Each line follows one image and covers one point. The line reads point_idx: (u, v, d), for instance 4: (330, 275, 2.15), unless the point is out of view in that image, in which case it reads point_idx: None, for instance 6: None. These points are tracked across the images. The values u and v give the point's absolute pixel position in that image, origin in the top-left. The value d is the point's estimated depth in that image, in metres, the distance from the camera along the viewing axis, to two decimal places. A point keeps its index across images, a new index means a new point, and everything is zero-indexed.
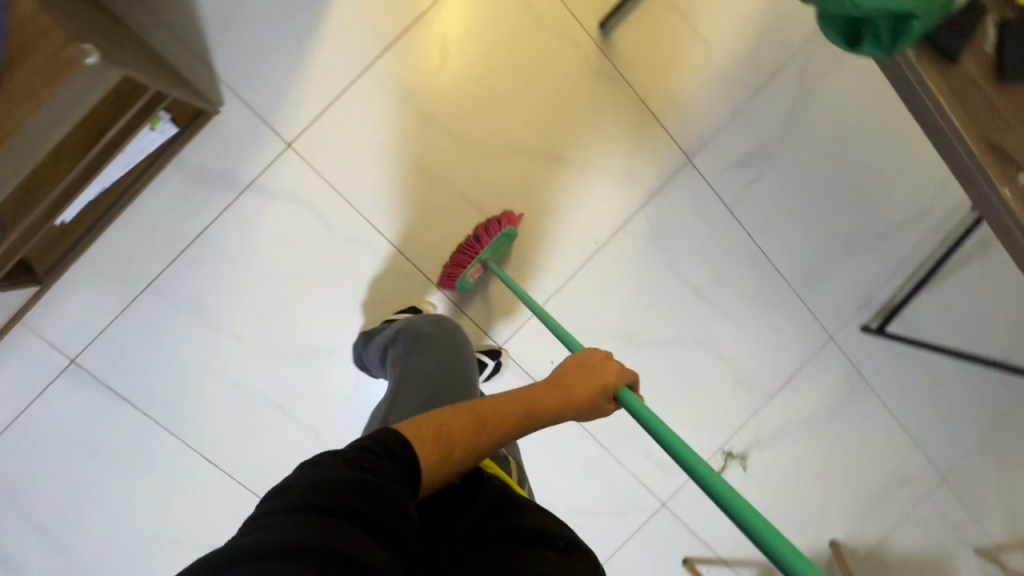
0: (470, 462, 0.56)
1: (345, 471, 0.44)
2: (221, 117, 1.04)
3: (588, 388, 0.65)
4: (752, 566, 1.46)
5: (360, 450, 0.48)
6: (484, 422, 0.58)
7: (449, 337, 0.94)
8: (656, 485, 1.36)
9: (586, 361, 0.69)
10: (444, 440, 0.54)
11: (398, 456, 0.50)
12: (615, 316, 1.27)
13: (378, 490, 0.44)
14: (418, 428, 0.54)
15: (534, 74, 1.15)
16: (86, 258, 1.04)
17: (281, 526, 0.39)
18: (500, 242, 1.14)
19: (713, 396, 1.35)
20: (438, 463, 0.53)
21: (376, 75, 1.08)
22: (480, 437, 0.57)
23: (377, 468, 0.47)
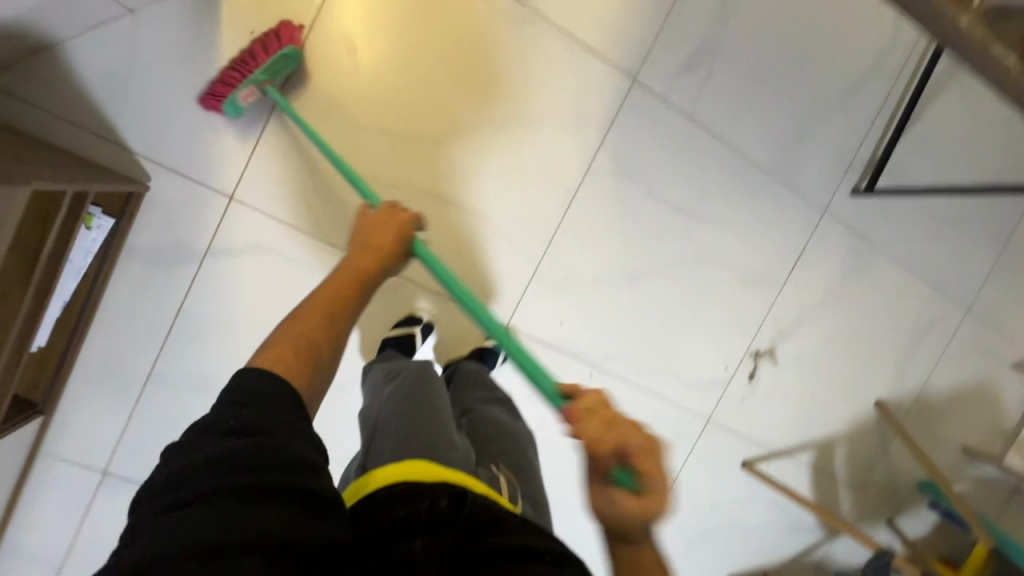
0: (336, 346, 0.65)
1: (226, 443, 0.46)
2: (154, 191, 0.99)
3: (389, 242, 0.78)
4: (809, 449, 1.50)
5: (229, 413, 0.50)
6: (330, 314, 0.66)
7: (428, 373, 0.95)
8: (697, 405, 1.37)
9: (379, 219, 0.80)
10: (305, 346, 0.60)
11: (271, 398, 0.52)
12: (609, 259, 1.24)
13: (255, 452, 0.46)
14: (275, 355, 0.58)
15: (449, 41, 1.08)
16: (77, 374, 1.02)
17: (164, 524, 0.41)
18: (286, 63, 0.98)
19: (727, 305, 1.34)
20: (310, 367, 0.59)
21: (293, 99, 1.02)
22: (332, 324, 0.65)
23: (257, 424, 0.49)
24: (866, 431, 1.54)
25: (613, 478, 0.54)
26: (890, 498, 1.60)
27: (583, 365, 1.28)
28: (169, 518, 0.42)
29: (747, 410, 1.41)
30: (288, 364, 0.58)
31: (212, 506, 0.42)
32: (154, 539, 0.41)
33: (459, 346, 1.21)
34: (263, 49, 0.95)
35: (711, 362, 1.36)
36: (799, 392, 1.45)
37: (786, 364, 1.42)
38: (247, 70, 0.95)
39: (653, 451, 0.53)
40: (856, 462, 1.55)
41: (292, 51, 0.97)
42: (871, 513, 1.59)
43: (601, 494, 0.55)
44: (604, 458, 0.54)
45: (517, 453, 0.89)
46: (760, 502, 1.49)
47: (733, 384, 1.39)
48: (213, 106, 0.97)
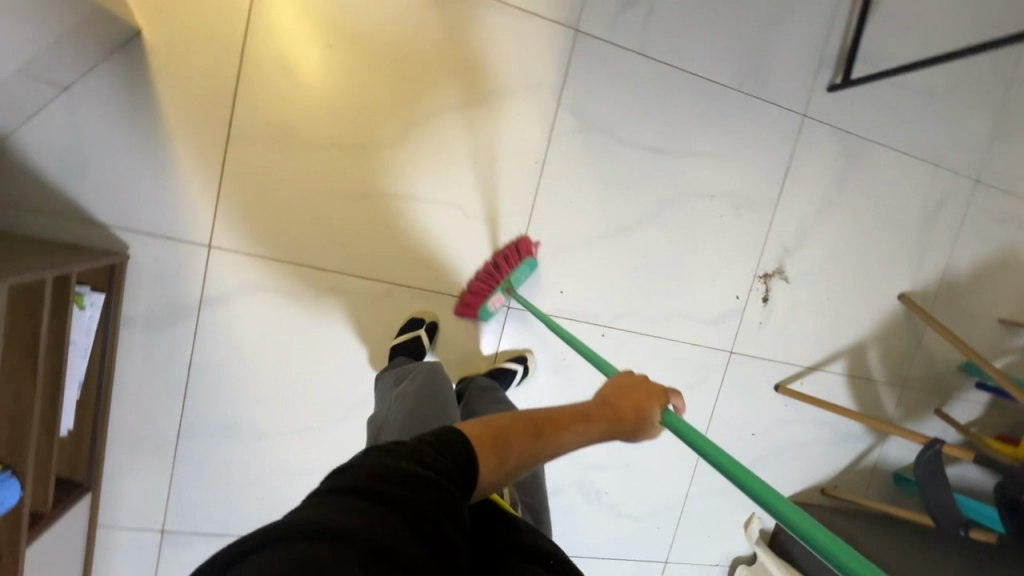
0: (522, 467, 0.59)
1: (412, 465, 0.50)
2: (135, 258, 1.01)
3: (633, 412, 0.69)
4: (841, 358, 1.48)
5: (423, 446, 0.54)
6: (544, 432, 0.61)
7: (435, 375, 1.02)
8: (716, 340, 1.36)
9: (631, 385, 0.73)
10: (504, 443, 0.58)
11: (460, 459, 0.54)
12: (594, 217, 1.22)
13: (433, 486, 0.49)
14: (483, 433, 0.58)
15: (383, 39, 1.06)
16: (113, 445, 1.05)
17: (333, 507, 0.44)
18: (523, 271, 1.18)
19: (724, 234, 1.31)
20: (497, 469, 0.57)
21: (243, 136, 1.02)
22: (534, 442, 0.60)
23: (439, 463, 0.52)
24: (896, 327, 1.50)
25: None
26: (934, 388, 1.57)
27: (592, 327, 1.27)
28: (351, 505, 0.45)
29: (769, 333, 1.39)
30: (486, 453, 0.56)
31: (376, 516, 0.44)
32: (325, 512, 0.43)
33: (473, 354, 1.22)
34: (507, 264, 1.17)
35: (721, 295, 1.34)
36: (819, 304, 1.42)
37: (798, 278, 1.39)
38: (495, 283, 1.17)
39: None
40: (892, 360, 1.51)
41: (530, 264, 1.17)
42: (917, 407, 1.57)
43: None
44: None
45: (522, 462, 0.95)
46: (802, 422, 1.48)
47: (749, 311, 1.37)
48: (468, 315, 1.18)
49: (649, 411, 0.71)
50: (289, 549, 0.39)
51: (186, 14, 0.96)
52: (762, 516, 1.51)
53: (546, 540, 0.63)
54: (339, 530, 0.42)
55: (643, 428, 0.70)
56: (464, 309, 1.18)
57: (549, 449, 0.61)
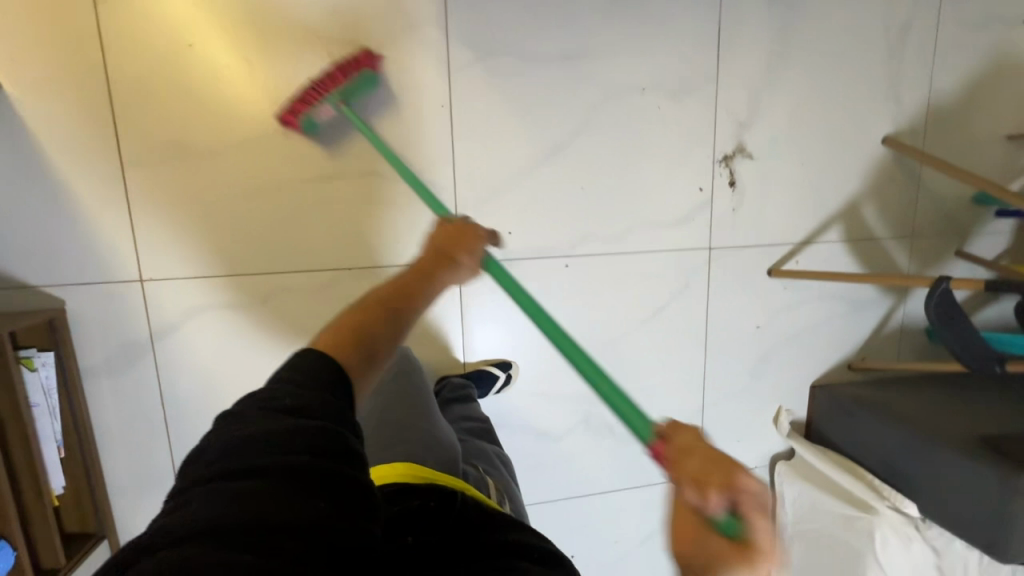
0: (385, 333, 0.70)
1: (285, 421, 0.54)
2: (75, 311, 1.01)
3: (459, 255, 0.86)
4: (835, 224, 1.36)
5: (293, 390, 0.57)
6: (387, 307, 0.73)
7: (409, 367, 1.09)
8: (690, 240, 1.27)
9: (449, 239, 0.88)
10: (356, 327, 0.68)
11: (331, 374, 0.60)
12: (523, 146, 1.15)
13: (312, 437, 0.53)
14: (337, 334, 0.66)
15: (242, 21, 1.00)
16: (115, 492, 1.08)
17: (208, 495, 0.48)
18: (364, 87, 1.04)
19: (669, 126, 1.22)
20: (363, 351, 0.66)
21: (135, 162, 1.00)
22: (378, 313, 0.72)
23: (316, 407, 0.56)
24: (889, 175, 1.37)
25: (709, 527, 0.46)
26: (949, 229, 1.44)
27: (553, 260, 1.21)
28: (226, 485, 0.48)
29: (746, 218, 1.29)
30: (347, 346, 0.65)
31: (254, 487, 0.48)
32: (201, 504, 0.47)
33: (439, 317, 1.19)
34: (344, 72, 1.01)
35: (682, 191, 1.25)
36: (794, 172, 1.31)
37: (764, 152, 1.28)
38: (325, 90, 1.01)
39: (756, 510, 0.45)
40: (894, 212, 1.39)
41: (371, 80, 1.04)
42: (934, 255, 1.44)
43: (691, 543, 0.46)
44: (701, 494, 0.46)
45: (505, 468, 1.07)
46: (809, 301, 1.38)
47: (718, 199, 1.27)
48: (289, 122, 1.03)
49: (473, 253, 0.87)
50: (162, 554, 0.43)
51: (43, 57, 0.94)
52: (790, 408, 1.43)
53: (535, 536, 0.73)
54: (215, 517, 0.45)
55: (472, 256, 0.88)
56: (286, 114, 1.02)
57: (404, 314, 0.74)
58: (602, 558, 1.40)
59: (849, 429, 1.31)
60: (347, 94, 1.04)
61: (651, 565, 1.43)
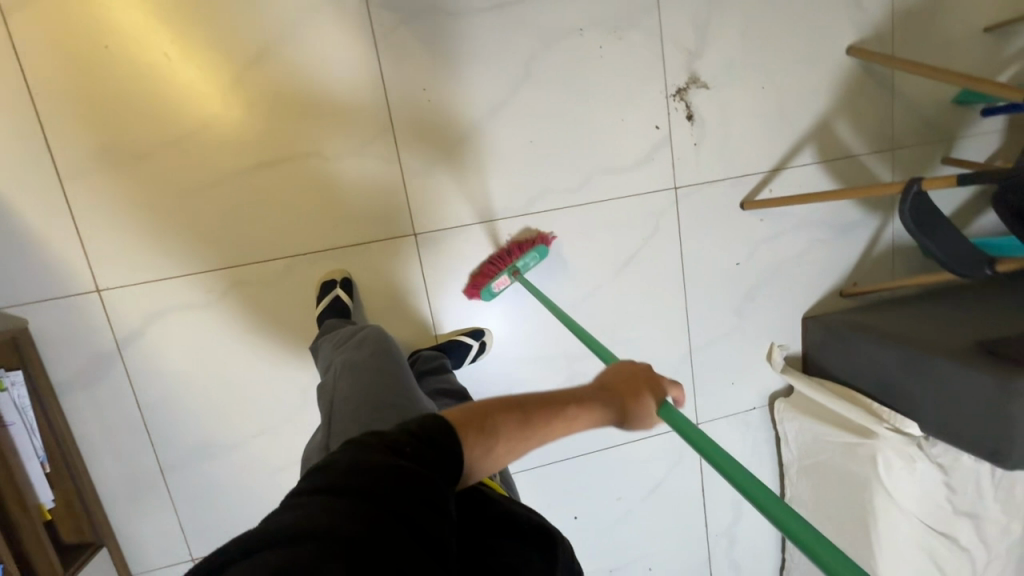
0: (510, 445, 0.59)
1: (393, 459, 0.51)
2: (38, 328, 1.02)
3: (634, 399, 0.67)
4: (807, 145, 1.29)
5: (404, 438, 0.54)
6: (534, 414, 0.61)
7: (384, 343, 1.00)
8: (653, 181, 1.23)
9: (628, 376, 0.71)
10: (489, 424, 0.59)
11: (448, 446, 0.55)
12: (463, 106, 1.12)
13: (412, 478, 0.50)
14: (470, 417, 0.59)
15: (156, 14, 0.99)
16: (108, 500, 1.09)
17: (310, 506, 0.47)
18: (535, 258, 1.16)
19: (615, 65, 1.16)
20: (482, 446, 0.58)
21: (72, 170, 1.00)
22: (520, 425, 0.60)
23: (418, 455, 0.53)
24: (859, 86, 1.29)
25: None
26: (932, 136, 1.36)
27: (512, 221, 1.18)
28: (328, 502, 0.47)
29: (710, 150, 1.24)
30: (470, 437, 0.57)
31: (349, 511, 0.46)
32: (309, 513, 0.45)
33: (404, 292, 1.17)
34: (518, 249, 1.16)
35: (636, 131, 1.20)
36: (755, 96, 1.24)
37: (719, 78, 1.22)
38: (502, 264, 1.16)
39: None
40: (869, 125, 1.32)
41: (541, 252, 1.15)
42: (918, 165, 1.37)
43: None
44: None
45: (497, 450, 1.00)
46: (789, 230, 1.32)
47: (677, 136, 1.22)
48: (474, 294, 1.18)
49: (646, 401, 0.68)
50: (267, 560, 0.42)
51: None
52: (783, 342, 1.38)
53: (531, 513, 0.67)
54: (312, 528, 0.44)
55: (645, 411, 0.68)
56: (471, 288, 1.18)
57: (541, 433, 0.61)
58: (608, 517, 1.38)
59: (844, 356, 1.27)
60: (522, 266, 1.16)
61: (659, 518, 1.41)
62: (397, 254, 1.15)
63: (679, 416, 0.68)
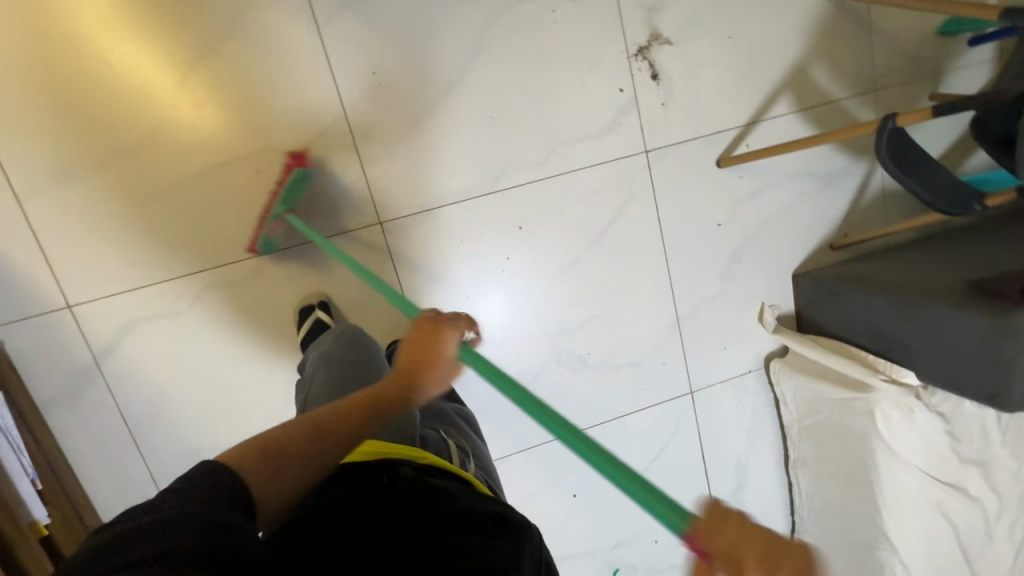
0: (307, 466, 0.57)
1: (151, 515, 0.42)
2: (15, 347, 1.03)
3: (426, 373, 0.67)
4: (782, 94, 1.24)
5: (160, 495, 0.45)
6: (319, 431, 0.59)
7: (356, 337, 0.96)
8: (621, 146, 1.19)
9: (417, 344, 0.68)
10: (273, 459, 0.55)
11: (230, 484, 0.49)
12: (418, 86, 1.09)
13: (197, 517, 0.42)
14: (242, 454, 0.54)
15: (98, 23, 0.98)
16: (104, 511, 1.11)
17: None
18: (297, 187, 1.04)
19: (571, 29, 1.12)
20: (272, 480, 0.54)
21: (30, 188, 0.99)
22: (311, 445, 0.58)
23: (183, 498, 0.44)
24: (833, 26, 1.23)
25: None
26: (916, 72, 1.29)
27: (479, 200, 1.15)
28: None
29: (680, 109, 1.20)
30: (257, 476, 0.53)
31: None
32: None
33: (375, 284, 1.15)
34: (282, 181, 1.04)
35: (600, 96, 1.16)
36: (723, 47, 1.19)
37: (683, 31, 1.17)
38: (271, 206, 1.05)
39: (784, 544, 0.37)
40: (847, 67, 1.25)
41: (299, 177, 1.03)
42: (904, 104, 1.30)
43: None
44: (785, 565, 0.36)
45: (482, 446, 0.97)
46: (771, 184, 1.27)
47: (643, 97, 1.18)
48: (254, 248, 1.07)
49: (442, 367, 0.68)
50: None
51: None
52: (774, 302, 1.34)
53: (504, 506, 0.60)
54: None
55: (442, 376, 0.68)
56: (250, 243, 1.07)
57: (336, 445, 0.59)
58: (606, 493, 1.36)
59: (836, 310, 1.23)
60: (289, 201, 1.06)
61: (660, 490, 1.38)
62: (365, 244, 1.13)
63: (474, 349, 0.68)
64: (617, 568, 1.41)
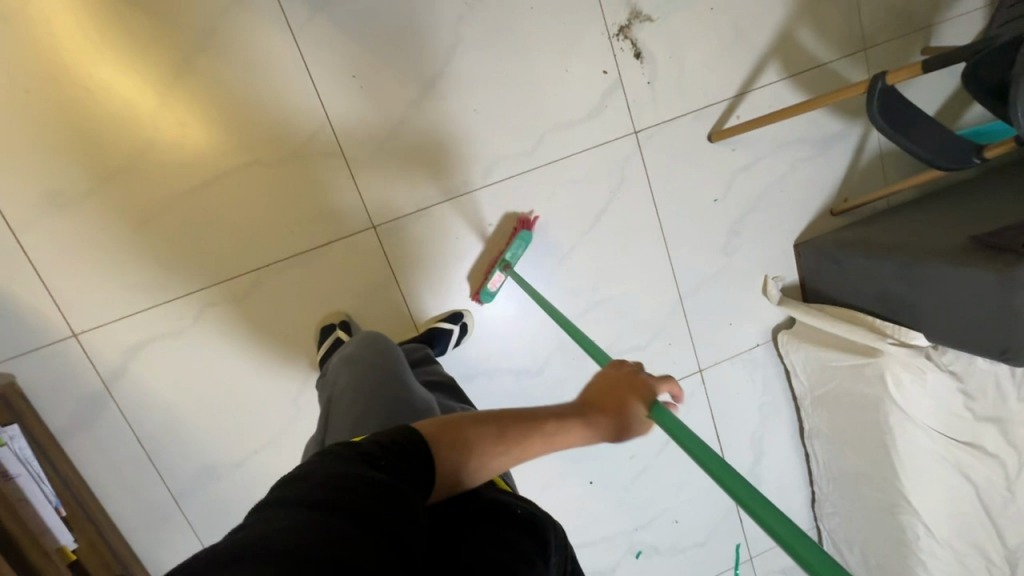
0: (479, 466, 0.53)
1: (367, 468, 0.45)
2: (25, 378, 1.04)
3: (619, 410, 0.60)
4: (769, 62, 1.22)
5: (377, 450, 0.48)
6: (504, 435, 0.55)
7: (375, 337, 0.96)
8: (610, 129, 1.18)
9: (616, 380, 0.62)
10: (461, 445, 0.53)
11: (417, 462, 0.49)
12: (400, 85, 1.08)
13: (397, 492, 0.44)
14: (437, 428, 0.54)
15: (73, 49, 0.98)
16: (127, 532, 1.13)
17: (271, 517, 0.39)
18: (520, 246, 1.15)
19: (549, 13, 1.11)
20: (452, 471, 0.52)
21: (24, 220, 1.00)
22: (495, 446, 0.54)
23: (391, 465, 0.47)
24: None
25: None
26: (906, 27, 1.26)
27: (471, 196, 1.15)
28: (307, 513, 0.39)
29: (666, 86, 1.18)
30: (441, 453, 0.51)
31: (322, 523, 0.38)
32: (291, 528, 0.37)
33: (376, 288, 1.15)
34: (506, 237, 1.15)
35: (583, 80, 1.15)
36: (705, 19, 1.17)
37: (663, 6, 1.14)
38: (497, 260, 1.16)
39: None
40: (834, 28, 1.23)
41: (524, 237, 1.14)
42: (896, 62, 1.27)
43: None
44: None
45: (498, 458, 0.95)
46: (766, 155, 1.25)
47: (627, 77, 1.16)
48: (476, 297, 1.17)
49: (633, 412, 0.60)
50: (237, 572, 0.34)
51: None
52: (777, 274, 1.32)
53: (528, 502, 0.59)
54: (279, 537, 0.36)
55: (628, 425, 0.60)
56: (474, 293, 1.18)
57: (515, 450, 0.55)
58: (623, 477, 1.36)
59: (839, 276, 1.22)
60: (512, 258, 1.15)
61: (676, 470, 1.39)
62: (361, 249, 1.13)
63: (674, 418, 0.59)
64: (639, 551, 1.41)
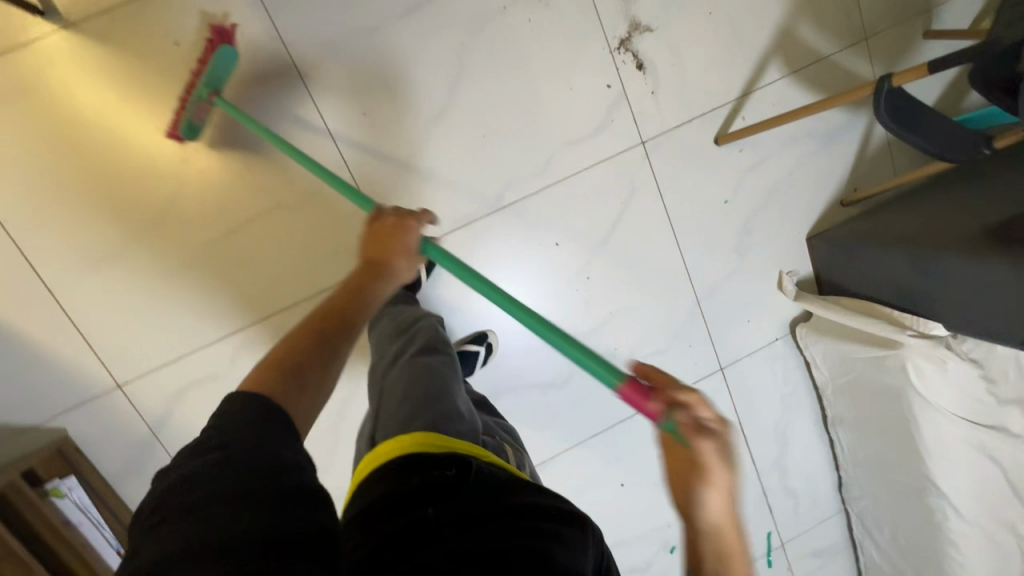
0: (327, 366, 0.60)
1: (224, 451, 0.47)
2: (76, 431, 1.09)
3: (392, 252, 0.77)
4: (771, 60, 1.22)
5: (218, 431, 0.49)
6: (323, 335, 0.62)
7: (437, 336, 0.98)
8: (617, 142, 1.19)
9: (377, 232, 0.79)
10: (294, 370, 0.57)
11: (268, 416, 0.51)
12: (409, 118, 1.10)
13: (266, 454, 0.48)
14: (261, 376, 0.56)
15: (95, 114, 1.00)
16: None
17: (156, 549, 0.43)
18: (223, 65, 0.97)
19: (549, 34, 1.12)
20: (299, 393, 0.56)
21: (62, 284, 1.04)
22: (321, 345, 0.61)
23: (242, 434, 0.49)
24: None
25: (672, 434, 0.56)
26: (906, 12, 1.25)
27: (486, 220, 1.17)
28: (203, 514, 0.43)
29: (669, 95, 1.19)
30: (282, 391, 0.55)
31: (225, 513, 0.43)
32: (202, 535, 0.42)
33: None
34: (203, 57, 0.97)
35: (587, 97, 1.16)
36: (705, 25, 1.17)
37: (661, 16, 1.15)
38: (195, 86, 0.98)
39: (702, 411, 0.56)
40: (834, 21, 1.23)
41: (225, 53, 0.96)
42: (899, 49, 1.27)
43: (675, 462, 0.56)
44: (698, 414, 0.56)
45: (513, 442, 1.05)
46: (773, 153, 1.26)
47: (630, 90, 1.17)
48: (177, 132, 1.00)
49: (403, 247, 0.78)
50: None
51: None
52: (792, 268, 1.34)
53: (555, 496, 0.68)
54: (187, 552, 0.42)
55: (401, 258, 0.78)
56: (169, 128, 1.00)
57: (341, 340, 0.63)
58: (652, 477, 1.39)
59: (855, 269, 1.23)
60: (215, 81, 0.98)
61: None
62: None
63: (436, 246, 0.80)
64: (674, 546, 1.45)
